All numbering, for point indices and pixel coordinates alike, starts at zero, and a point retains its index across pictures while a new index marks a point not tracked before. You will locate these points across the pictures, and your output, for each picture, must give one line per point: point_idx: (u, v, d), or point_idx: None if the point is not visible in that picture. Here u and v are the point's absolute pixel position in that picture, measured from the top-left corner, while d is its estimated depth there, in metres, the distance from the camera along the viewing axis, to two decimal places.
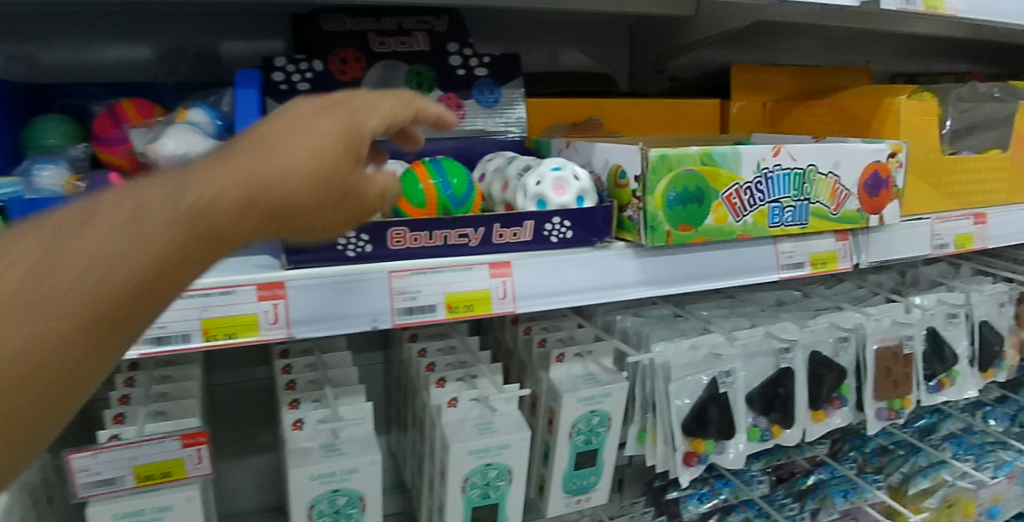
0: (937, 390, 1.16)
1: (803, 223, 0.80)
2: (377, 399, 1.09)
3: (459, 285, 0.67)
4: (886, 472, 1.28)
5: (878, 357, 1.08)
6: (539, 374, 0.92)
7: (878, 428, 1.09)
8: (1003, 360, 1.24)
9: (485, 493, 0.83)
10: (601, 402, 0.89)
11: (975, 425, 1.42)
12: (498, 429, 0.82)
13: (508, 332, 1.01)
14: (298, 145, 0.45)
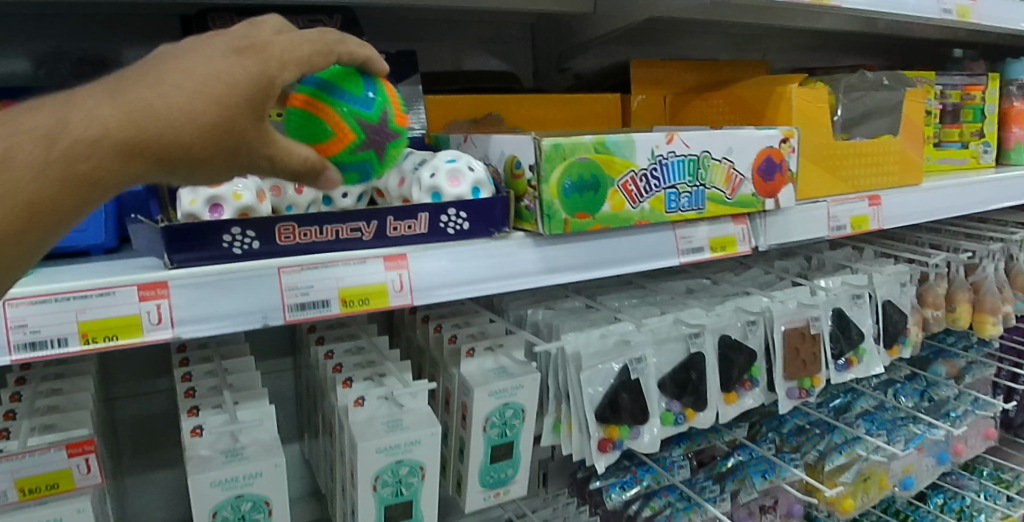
0: (845, 368, 1.19)
1: (699, 208, 0.82)
2: (285, 405, 1.05)
3: (353, 279, 0.66)
4: (802, 451, 1.30)
5: (786, 339, 1.11)
6: (451, 370, 0.92)
7: (788, 406, 1.12)
8: (907, 336, 1.29)
9: (397, 491, 0.83)
10: (513, 394, 0.90)
11: (887, 402, 1.48)
12: (408, 426, 0.82)
13: (418, 331, 1.00)
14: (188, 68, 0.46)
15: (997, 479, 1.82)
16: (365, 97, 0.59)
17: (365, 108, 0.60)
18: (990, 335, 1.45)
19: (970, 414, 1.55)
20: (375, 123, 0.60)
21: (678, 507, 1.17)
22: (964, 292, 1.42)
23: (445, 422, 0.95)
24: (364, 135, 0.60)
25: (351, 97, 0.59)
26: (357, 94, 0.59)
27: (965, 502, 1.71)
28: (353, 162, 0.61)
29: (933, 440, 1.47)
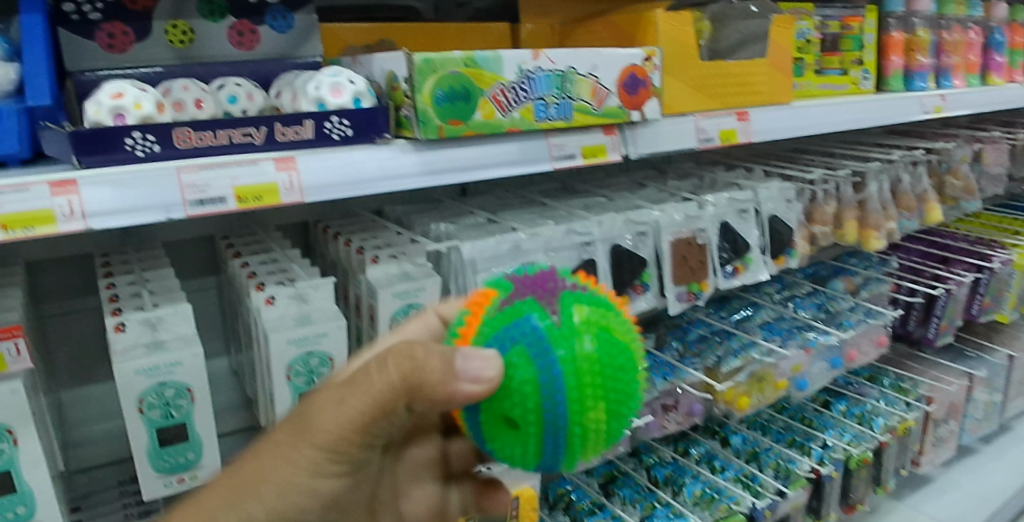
0: (732, 275, 1.31)
1: (568, 118, 0.92)
2: (209, 321, 1.16)
3: (246, 178, 0.76)
4: (703, 356, 1.43)
5: (674, 248, 1.22)
6: (359, 277, 1.02)
7: (678, 309, 1.24)
8: (794, 248, 1.42)
9: (310, 380, 0.93)
10: (416, 295, 0.99)
11: (786, 313, 1.63)
12: (315, 320, 0.92)
13: (331, 246, 1.10)
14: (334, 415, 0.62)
15: (898, 388, 2.01)
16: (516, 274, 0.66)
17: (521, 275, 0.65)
18: (875, 248, 1.61)
19: (863, 322, 1.67)
20: (529, 279, 0.64)
21: None
22: (851, 209, 1.57)
23: (359, 327, 1.04)
24: (509, 286, 0.62)
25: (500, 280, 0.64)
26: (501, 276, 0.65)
27: (866, 409, 1.90)
28: (515, 319, 0.59)
29: (824, 346, 1.59)
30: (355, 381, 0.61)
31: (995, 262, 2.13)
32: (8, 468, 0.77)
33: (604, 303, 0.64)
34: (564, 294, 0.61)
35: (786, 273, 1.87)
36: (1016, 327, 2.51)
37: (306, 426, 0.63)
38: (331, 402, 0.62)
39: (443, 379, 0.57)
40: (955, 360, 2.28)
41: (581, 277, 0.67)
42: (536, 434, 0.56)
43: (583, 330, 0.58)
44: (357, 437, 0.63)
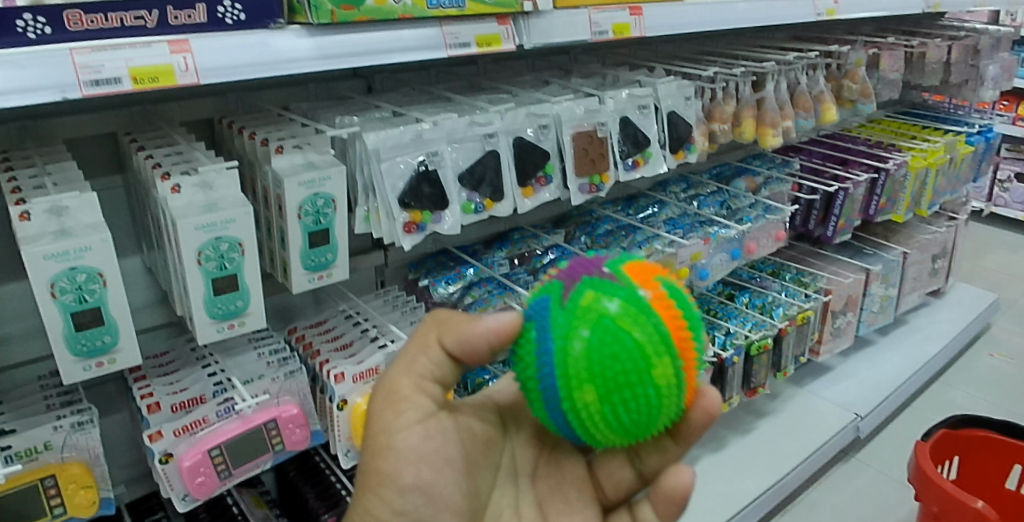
0: (633, 168, 1.39)
1: (460, 6, 0.97)
2: (118, 217, 1.18)
3: (141, 60, 0.77)
4: (608, 249, 1.53)
5: (575, 141, 1.29)
6: (265, 168, 1.07)
7: (580, 200, 1.31)
8: (692, 144, 1.51)
9: (221, 265, 0.99)
10: (322, 185, 1.04)
11: (690, 210, 1.73)
12: (222, 208, 0.98)
13: (237, 141, 1.14)
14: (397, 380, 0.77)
15: (798, 282, 2.16)
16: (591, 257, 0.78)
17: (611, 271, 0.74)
18: (771, 146, 1.71)
19: (762, 218, 1.75)
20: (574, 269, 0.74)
21: (493, 292, 1.35)
22: (748, 109, 1.66)
23: (268, 218, 1.10)
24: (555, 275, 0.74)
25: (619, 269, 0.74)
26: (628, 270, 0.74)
27: (767, 300, 2.03)
28: (538, 297, 0.73)
29: (726, 238, 1.65)
30: (410, 353, 0.78)
31: (891, 164, 2.22)
32: (97, 305, 0.93)
33: (630, 294, 0.70)
34: (583, 281, 0.71)
35: (693, 175, 1.98)
36: (913, 227, 2.68)
37: (389, 399, 0.76)
38: (396, 374, 0.77)
39: (475, 323, 0.74)
40: (854, 257, 2.43)
41: (614, 268, 0.74)
42: (538, 407, 0.72)
43: (571, 321, 0.68)
44: (425, 390, 0.76)
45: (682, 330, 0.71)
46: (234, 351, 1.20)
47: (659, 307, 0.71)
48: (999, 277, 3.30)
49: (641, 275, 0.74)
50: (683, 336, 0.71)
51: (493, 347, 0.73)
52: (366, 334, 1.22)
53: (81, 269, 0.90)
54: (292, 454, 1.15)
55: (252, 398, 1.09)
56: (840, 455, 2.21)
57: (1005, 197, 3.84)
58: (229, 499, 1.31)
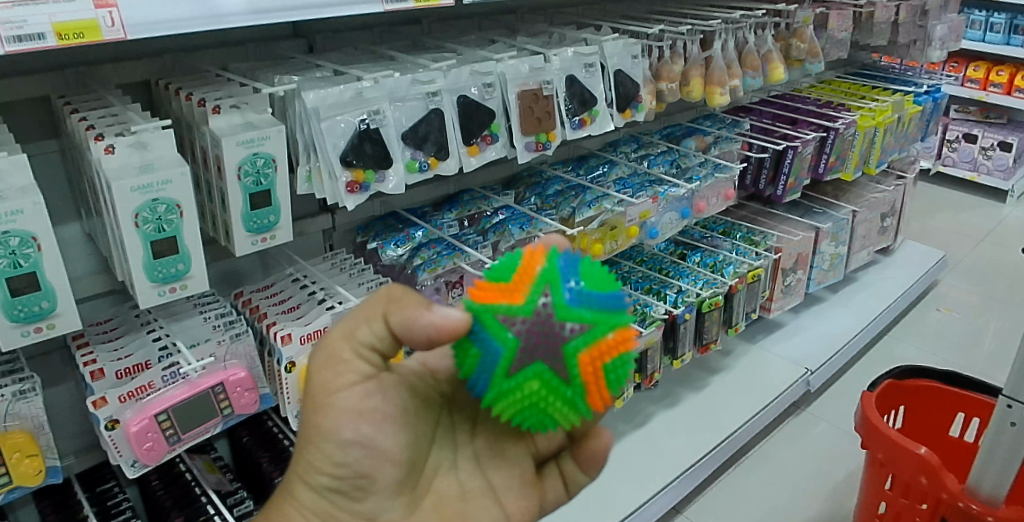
0: (579, 127, 1.39)
1: None
2: (54, 183, 1.15)
3: (65, 15, 0.75)
4: (559, 209, 1.54)
5: (520, 99, 1.29)
6: (203, 129, 1.05)
7: (527, 158, 1.33)
8: (640, 102, 1.52)
9: (159, 227, 0.98)
10: (261, 144, 1.03)
11: (640, 170, 1.75)
12: (158, 168, 0.96)
13: (174, 102, 1.12)
14: (337, 344, 0.77)
15: (749, 240, 2.20)
16: (572, 305, 0.69)
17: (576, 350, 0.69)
18: (719, 104, 1.73)
19: (710, 176, 1.77)
20: (539, 335, 0.68)
21: (442, 253, 1.35)
22: (696, 68, 1.68)
23: (208, 180, 1.08)
24: (515, 332, 0.68)
25: (585, 345, 0.69)
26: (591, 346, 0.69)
27: (719, 258, 2.07)
28: (489, 336, 0.69)
29: (675, 198, 1.67)
30: (351, 320, 0.77)
31: (839, 123, 2.26)
32: (33, 269, 0.91)
33: (575, 394, 0.69)
34: (533, 368, 0.68)
35: (644, 135, 2.00)
36: (862, 186, 2.74)
37: (329, 361, 0.76)
38: (337, 340, 0.77)
39: (424, 311, 0.72)
40: (804, 216, 2.48)
41: (579, 351, 0.69)
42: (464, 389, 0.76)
43: (499, 403, 0.68)
44: (366, 354, 0.77)
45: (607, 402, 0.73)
46: (180, 316, 1.19)
47: (595, 400, 0.71)
48: (946, 236, 3.39)
49: (603, 358, 0.70)
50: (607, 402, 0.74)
51: (432, 342, 0.71)
52: (313, 296, 1.21)
53: (14, 233, 0.88)
54: (242, 418, 1.15)
55: (197, 361, 1.09)
56: (791, 409, 2.27)
57: (953, 157, 3.93)
58: (182, 466, 1.30)
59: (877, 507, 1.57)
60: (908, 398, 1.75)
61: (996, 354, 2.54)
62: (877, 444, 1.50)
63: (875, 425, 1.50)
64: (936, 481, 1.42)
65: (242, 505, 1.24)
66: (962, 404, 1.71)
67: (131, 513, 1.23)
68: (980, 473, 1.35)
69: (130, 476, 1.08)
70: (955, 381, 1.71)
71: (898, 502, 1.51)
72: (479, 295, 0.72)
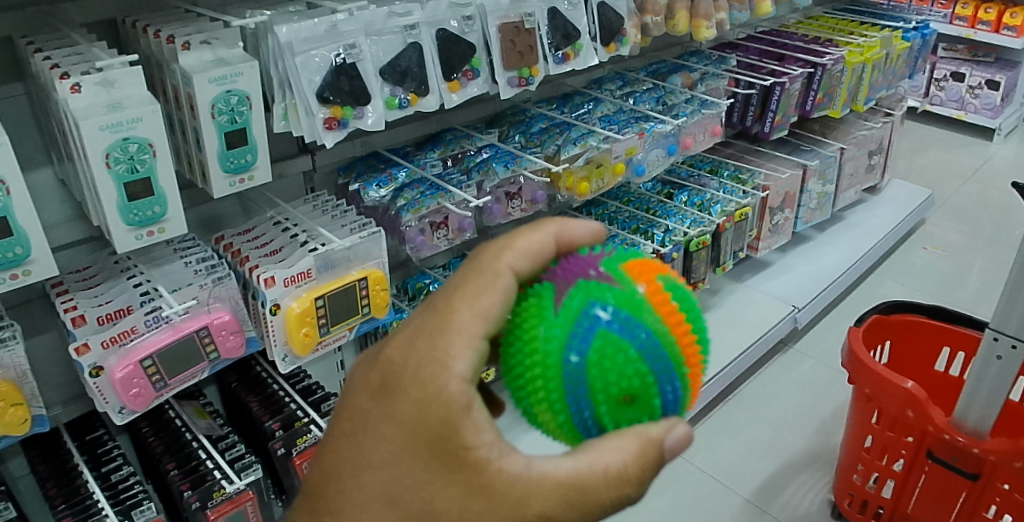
0: (563, 61, 1.36)
1: None
2: (22, 129, 1.12)
3: None
4: (544, 147, 1.52)
5: (501, 33, 1.26)
6: (173, 67, 1.02)
7: (509, 94, 1.30)
8: (624, 36, 1.49)
9: (132, 168, 0.95)
10: (234, 81, 1.00)
11: (625, 107, 1.72)
12: (127, 107, 0.93)
13: (143, 41, 1.08)
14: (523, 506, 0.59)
15: (736, 179, 2.19)
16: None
17: None
18: (705, 38, 1.70)
19: (697, 113, 1.74)
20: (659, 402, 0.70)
21: (425, 194, 1.33)
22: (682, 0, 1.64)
23: (182, 120, 1.05)
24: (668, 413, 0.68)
25: None
26: None
27: (706, 197, 2.05)
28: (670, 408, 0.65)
29: (662, 134, 1.64)
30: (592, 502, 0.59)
31: (827, 58, 2.22)
32: (3, 214, 0.89)
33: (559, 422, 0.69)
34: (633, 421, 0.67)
35: (630, 72, 1.97)
36: (850, 123, 2.72)
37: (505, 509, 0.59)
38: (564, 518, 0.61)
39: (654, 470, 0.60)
40: (791, 154, 2.46)
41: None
42: (563, 351, 0.62)
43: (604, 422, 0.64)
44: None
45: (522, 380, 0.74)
46: (160, 261, 1.18)
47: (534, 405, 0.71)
48: (933, 174, 3.39)
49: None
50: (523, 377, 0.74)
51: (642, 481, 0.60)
52: (295, 238, 1.19)
53: None
54: (229, 362, 1.15)
55: (180, 305, 1.07)
56: (779, 346, 2.30)
57: (941, 95, 3.92)
58: (172, 413, 1.30)
59: (864, 442, 1.59)
60: (892, 333, 1.76)
61: (981, 292, 2.56)
62: (864, 379, 1.51)
63: (861, 362, 1.51)
64: (922, 414, 1.44)
65: (234, 449, 1.24)
66: (947, 339, 1.73)
67: (123, 460, 1.23)
68: (965, 406, 1.37)
69: (119, 422, 1.08)
70: (938, 314, 1.72)
71: (884, 435, 1.54)
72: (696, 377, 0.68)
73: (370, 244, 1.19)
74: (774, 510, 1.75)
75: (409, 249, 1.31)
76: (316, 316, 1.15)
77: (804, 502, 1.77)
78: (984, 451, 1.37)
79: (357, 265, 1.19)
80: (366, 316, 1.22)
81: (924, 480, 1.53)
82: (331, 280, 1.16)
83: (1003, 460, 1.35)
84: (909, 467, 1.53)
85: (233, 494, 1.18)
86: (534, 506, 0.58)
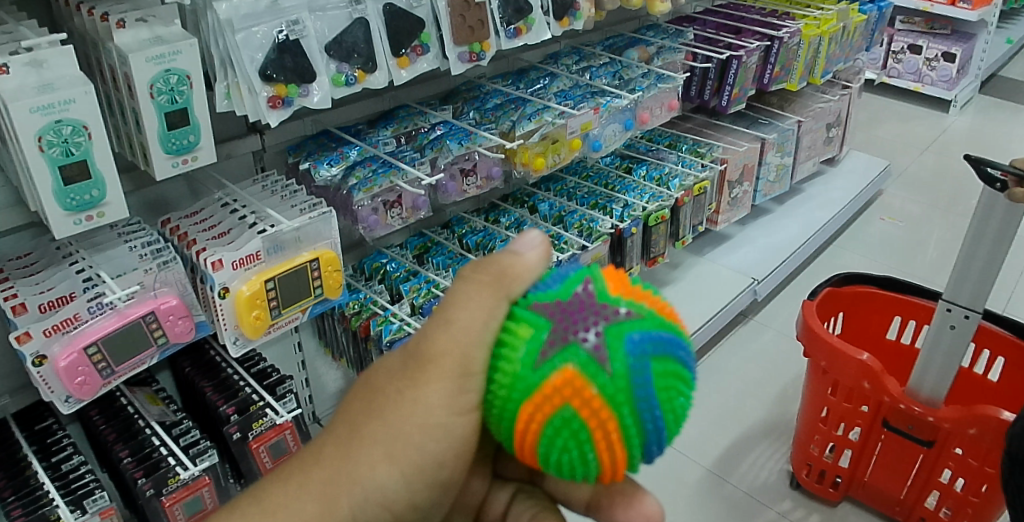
0: (515, 36, 1.35)
1: None
2: None
3: None
4: (498, 123, 1.51)
5: (450, 8, 1.24)
6: (108, 45, 0.98)
7: (460, 70, 1.28)
8: (578, 11, 1.47)
9: (67, 151, 0.92)
10: (172, 60, 0.96)
11: (581, 82, 1.72)
12: (59, 88, 0.90)
13: (76, 19, 1.04)
14: (432, 333, 0.66)
15: (694, 152, 2.20)
16: (633, 353, 0.55)
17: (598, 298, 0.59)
18: (660, 12, 1.69)
19: (653, 87, 1.74)
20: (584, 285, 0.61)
21: (378, 172, 1.31)
22: None
23: (120, 100, 1.02)
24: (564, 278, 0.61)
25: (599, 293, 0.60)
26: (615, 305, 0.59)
27: (665, 171, 2.06)
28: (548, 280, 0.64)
29: (617, 109, 1.64)
30: (472, 300, 0.64)
31: (784, 32, 2.23)
32: None
33: (533, 384, 0.55)
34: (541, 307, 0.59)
35: (587, 47, 1.96)
36: (807, 96, 2.74)
37: (421, 348, 0.66)
38: (461, 344, 0.62)
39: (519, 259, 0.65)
40: (750, 127, 2.48)
41: (573, 367, 0.54)
42: None
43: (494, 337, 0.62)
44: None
45: (533, 463, 0.59)
46: (103, 246, 1.15)
47: (526, 420, 0.56)
48: (890, 146, 3.45)
49: (594, 414, 0.54)
50: (531, 459, 0.59)
51: (497, 268, 0.65)
52: (243, 220, 1.17)
53: None
54: (178, 347, 1.12)
55: (124, 290, 1.05)
56: (739, 318, 2.33)
57: (898, 68, 3.98)
58: (123, 400, 1.28)
59: (820, 413, 1.60)
60: (845, 305, 1.79)
61: (937, 261, 2.63)
62: (819, 352, 1.53)
63: (817, 334, 1.52)
64: (878, 385, 1.48)
65: (189, 434, 1.23)
66: (899, 307, 1.77)
67: (73, 449, 1.21)
68: (920, 376, 1.41)
69: (65, 411, 1.06)
70: (889, 285, 1.76)
71: (841, 407, 1.56)
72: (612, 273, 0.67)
73: (321, 224, 1.17)
74: (733, 479, 1.78)
75: (363, 229, 1.30)
76: (267, 299, 1.13)
77: (764, 471, 1.81)
78: (938, 419, 1.41)
79: (308, 246, 1.17)
80: (318, 297, 1.21)
81: (880, 446, 1.58)
82: (280, 262, 1.14)
83: (957, 427, 1.40)
84: (866, 435, 1.57)
85: (188, 481, 1.17)
86: (431, 327, 0.67)
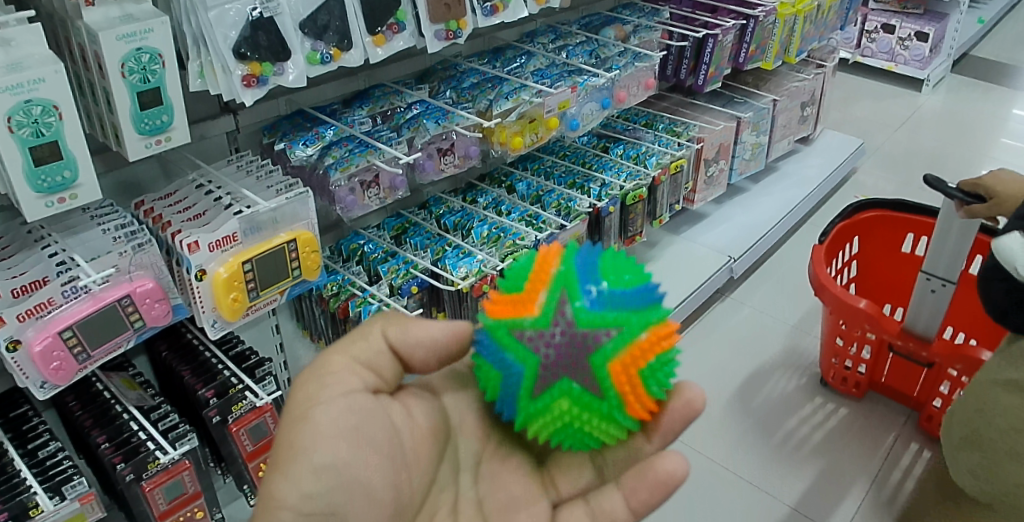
0: (492, 13, 1.34)
1: None
2: None
3: None
4: (475, 102, 1.50)
5: None
6: (76, 23, 0.96)
7: (437, 48, 1.27)
8: None
9: (37, 132, 0.90)
10: (144, 38, 0.95)
11: (558, 60, 1.71)
12: (28, 67, 0.88)
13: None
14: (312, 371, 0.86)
15: (671, 131, 2.20)
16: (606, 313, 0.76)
17: (554, 334, 0.75)
18: None
19: (630, 65, 1.74)
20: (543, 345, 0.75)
21: (354, 151, 1.31)
22: None
23: (90, 80, 1.00)
24: (522, 355, 0.76)
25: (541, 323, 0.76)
26: (572, 313, 0.76)
27: (641, 150, 2.07)
28: (509, 357, 0.76)
29: (596, 87, 1.64)
30: (350, 341, 0.85)
31: (759, 10, 2.24)
32: None
33: (619, 401, 0.76)
34: (561, 386, 0.75)
35: (563, 25, 1.95)
36: (783, 75, 2.76)
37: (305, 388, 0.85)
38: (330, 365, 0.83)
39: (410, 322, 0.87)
40: (725, 106, 2.49)
41: (612, 360, 0.74)
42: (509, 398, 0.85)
43: (535, 422, 0.76)
44: (340, 375, 0.81)
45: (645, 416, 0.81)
46: (76, 229, 1.13)
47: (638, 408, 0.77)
48: (865, 124, 3.49)
49: (646, 350, 0.76)
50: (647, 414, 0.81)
51: (391, 325, 0.87)
52: (219, 201, 1.16)
53: None
54: (155, 330, 1.12)
55: (99, 274, 1.03)
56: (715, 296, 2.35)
57: (872, 47, 4.01)
58: (99, 385, 1.26)
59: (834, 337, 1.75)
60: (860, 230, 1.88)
61: None
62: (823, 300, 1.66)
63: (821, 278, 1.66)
64: (878, 327, 1.62)
65: (167, 418, 1.22)
66: (912, 226, 1.84)
67: (50, 435, 1.20)
68: (914, 315, 1.54)
69: (41, 397, 1.04)
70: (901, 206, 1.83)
71: (851, 334, 1.70)
72: (491, 300, 0.82)
73: (298, 205, 1.17)
74: None
75: (340, 209, 1.29)
76: (244, 281, 1.12)
77: None
78: (930, 354, 1.57)
79: (285, 227, 1.17)
80: (297, 278, 1.20)
81: (890, 359, 1.73)
82: (257, 243, 1.13)
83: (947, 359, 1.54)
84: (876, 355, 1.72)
85: (167, 465, 1.16)
86: None
